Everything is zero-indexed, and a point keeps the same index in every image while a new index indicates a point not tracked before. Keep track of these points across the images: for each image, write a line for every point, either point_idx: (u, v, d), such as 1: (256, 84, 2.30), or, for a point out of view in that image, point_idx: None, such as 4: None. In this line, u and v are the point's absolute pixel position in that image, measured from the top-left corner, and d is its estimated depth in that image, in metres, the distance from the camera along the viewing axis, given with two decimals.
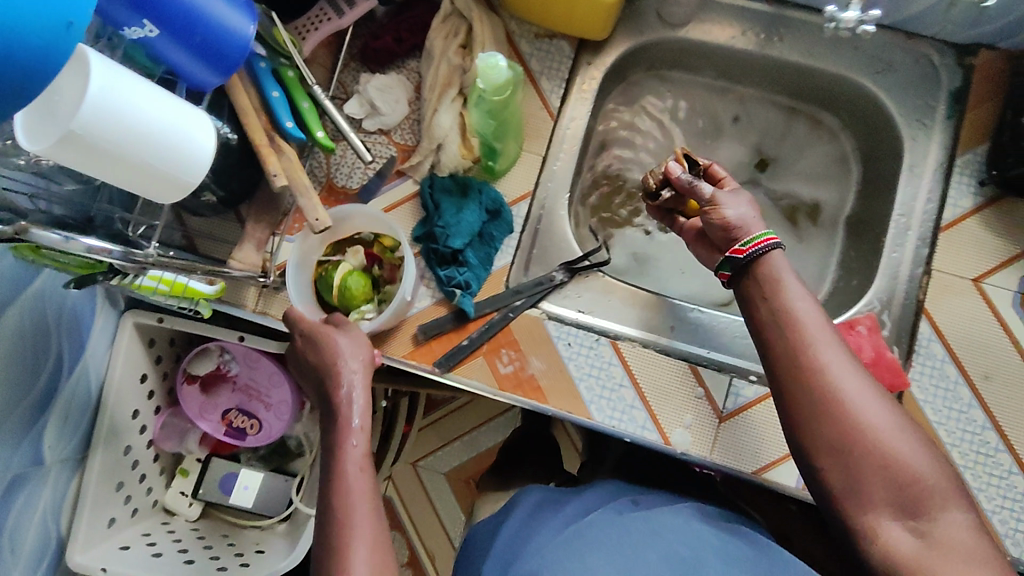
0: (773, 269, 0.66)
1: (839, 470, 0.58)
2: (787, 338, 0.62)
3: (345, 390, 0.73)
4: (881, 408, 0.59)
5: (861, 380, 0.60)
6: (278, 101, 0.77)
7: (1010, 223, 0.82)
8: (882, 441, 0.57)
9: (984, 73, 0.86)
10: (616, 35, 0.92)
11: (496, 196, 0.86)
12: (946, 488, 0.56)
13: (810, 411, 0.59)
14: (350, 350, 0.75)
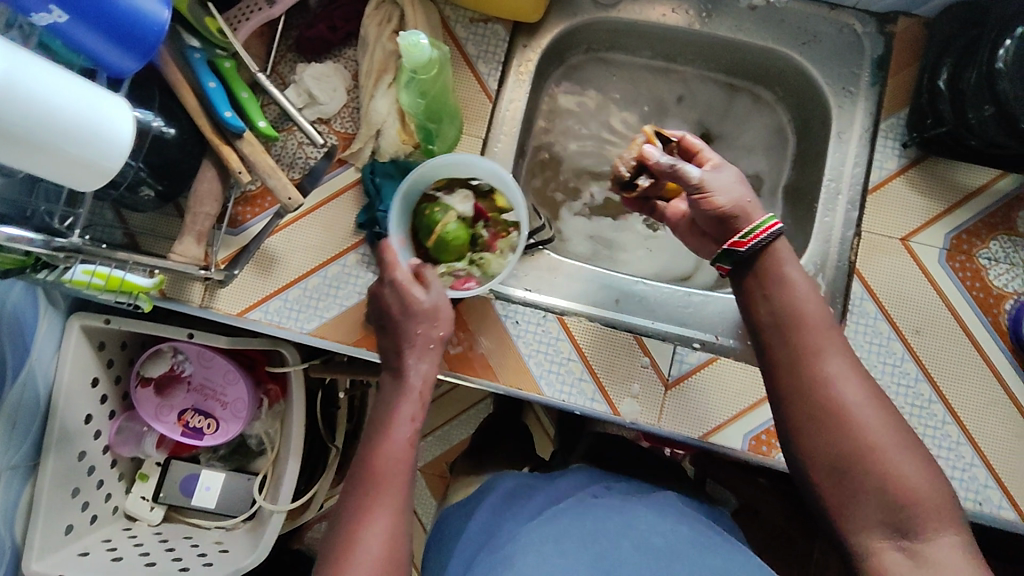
0: (771, 266, 0.65)
1: (832, 479, 0.58)
2: (790, 340, 0.62)
3: (412, 349, 0.72)
4: (883, 419, 0.58)
5: (863, 389, 0.59)
6: (216, 92, 0.78)
7: (934, 182, 0.86)
8: (880, 454, 0.56)
9: (903, 40, 0.89)
10: (551, 17, 0.93)
11: (437, 178, 0.87)
12: (942, 506, 0.55)
13: (809, 417, 0.59)
14: (429, 316, 0.73)
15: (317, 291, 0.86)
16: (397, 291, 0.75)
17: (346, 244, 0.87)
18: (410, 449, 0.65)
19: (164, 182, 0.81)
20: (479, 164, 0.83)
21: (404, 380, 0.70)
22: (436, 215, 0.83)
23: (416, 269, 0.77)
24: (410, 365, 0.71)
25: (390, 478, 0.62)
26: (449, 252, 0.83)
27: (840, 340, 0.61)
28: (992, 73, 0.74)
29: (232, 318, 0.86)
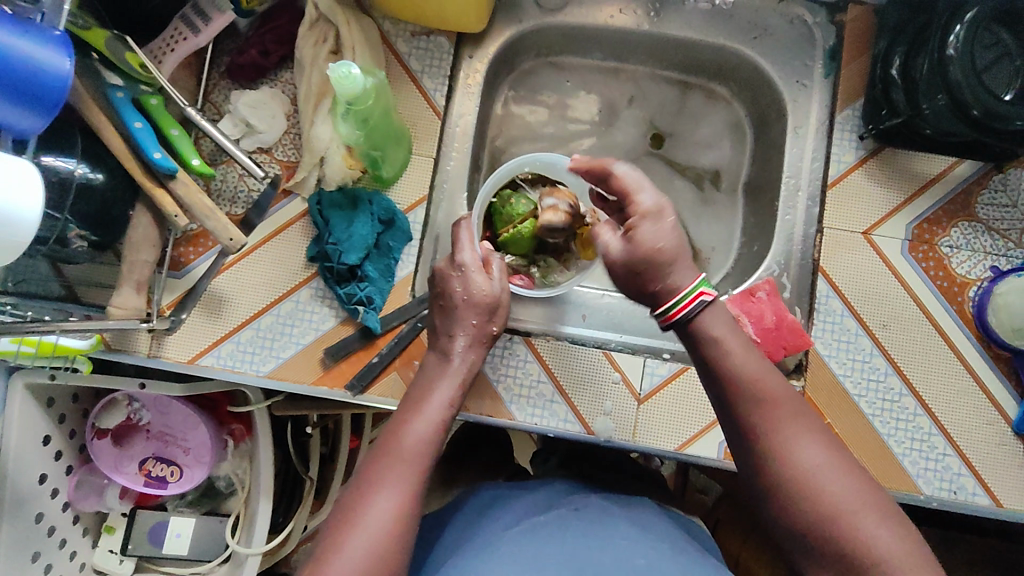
0: (705, 330, 0.61)
1: (799, 548, 0.55)
2: (735, 406, 0.59)
3: (462, 334, 0.73)
4: (842, 480, 0.54)
5: (818, 450, 0.55)
6: (143, 133, 0.73)
7: (894, 173, 0.84)
8: (842, 520, 0.52)
9: (855, 28, 0.87)
10: (495, 25, 0.89)
11: (388, 204, 0.83)
12: (918, 569, 0.50)
13: (767, 487, 0.56)
14: (485, 306, 0.74)
15: (271, 330, 0.83)
16: (463, 280, 0.75)
17: (298, 279, 0.83)
18: (439, 434, 0.66)
19: (100, 231, 0.77)
20: (572, 169, 0.87)
21: (449, 364, 0.71)
22: (517, 208, 0.86)
23: (484, 254, 0.80)
24: (455, 347, 0.72)
25: (413, 456, 0.62)
26: (517, 246, 0.87)
27: (792, 401, 0.58)
28: (944, 59, 0.74)
29: (182, 365, 0.83)
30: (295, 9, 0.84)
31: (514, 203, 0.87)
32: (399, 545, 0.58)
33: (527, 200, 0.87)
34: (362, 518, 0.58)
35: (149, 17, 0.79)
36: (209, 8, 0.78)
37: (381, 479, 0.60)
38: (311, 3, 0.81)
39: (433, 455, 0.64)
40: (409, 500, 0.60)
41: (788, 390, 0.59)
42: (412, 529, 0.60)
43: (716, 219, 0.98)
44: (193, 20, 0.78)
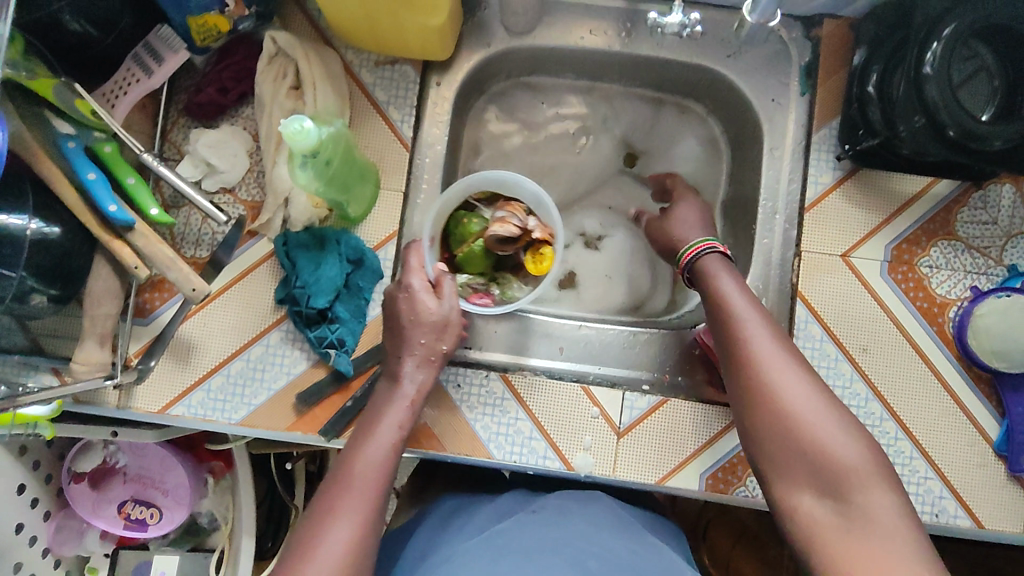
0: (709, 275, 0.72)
1: (770, 454, 0.61)
2: (729, 331, 0.67)
3: (411, 356, 0.74)
4: (812, 396, 0.61)
5: (799, 373, 0.62)
6: (97, 185, 0.70)
7: (872, 194, 0.83)
8: (804, 424, 0.60)
9: (830, 44, 0.85)
10: (462, 50, 0.86)
11: (357, 243, 0.80)
12: (869, 474, 0.57)
13: (749, 397, 0.63)
14: (434, 325, 0.75)
15: (242, 376, 0.81)
16: (410, 299, 0.76)
17: (267, 322, 0.82)
18: (391, 456, 0.67)
19: (58, 285, 0.73)
20: (523, 186, 0.82)
21: (397, 387, 0.73)
22: (469, 227, 0.81)
23: (437, 277, 0.78)
24: (405, 369, 0.73)
25: (365, 478, 0.64)
26: (473, 264, 0.83)
27: (781, 335, 0.66)
28: (920, 77, 0.71)
29: (152, 415, 0.81)
30: (251, 42, 0.80)
31: (467, 221, 0.82)
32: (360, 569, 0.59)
33: (479, 218, 0.82)
34: (316, 550, 0.58)
35: (101, 58, 0.76)
36: (162, 47, 0.75)
37: (335, 506, 0.61)
38: (269, 37, 0.78)
39: (388, 476, 0.66)
40: (369, 519, 0.61)
41: (778, 325, 0.67)
42: (371, 551, 0.61)
43: None
44: (145, 60, 0.75)
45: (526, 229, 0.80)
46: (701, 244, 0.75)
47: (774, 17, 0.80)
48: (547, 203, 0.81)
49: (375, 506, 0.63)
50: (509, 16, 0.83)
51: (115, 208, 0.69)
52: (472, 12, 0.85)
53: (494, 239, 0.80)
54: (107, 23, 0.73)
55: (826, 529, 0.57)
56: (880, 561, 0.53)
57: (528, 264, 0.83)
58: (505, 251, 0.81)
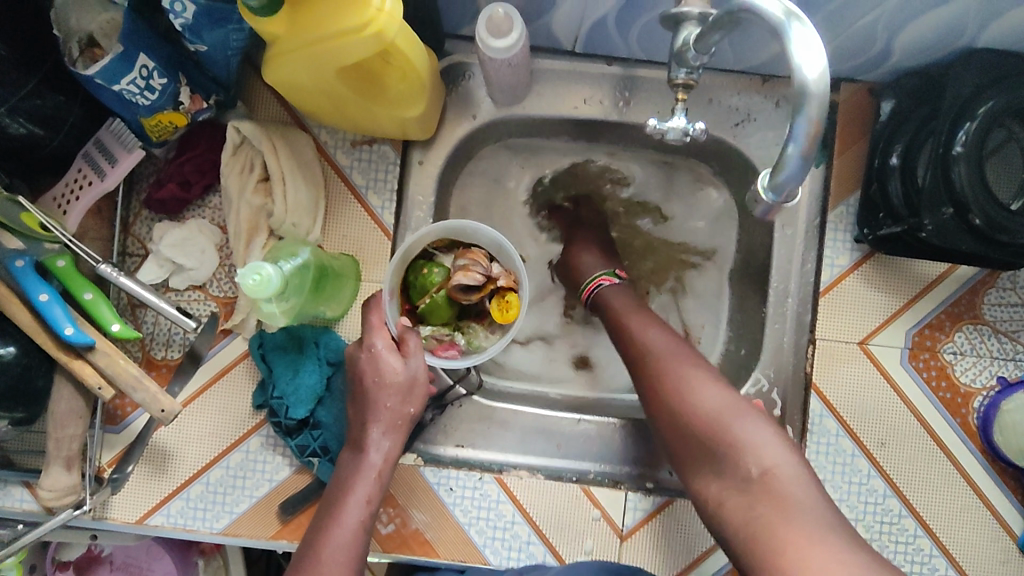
0: (612, 299, 0.76)
1: (677, 451, 0.62)
2: (627, 343, 0.71)
3: (376, 423, 0.65)
4: (708, 387, 0.62)
5: (694, 369, 0.64)
6: (50, 305, 0.65)
7: (892, 276, 0.77)
8: (700, 410, 0.60)
9: (848, 111, 0.78)
10: (446, 124, 0.79)
11: (338, 345, 0.75)
12: (765, 444, 0.56)
13: (650, 397, 0.65)
14: (401, 386, 0.65)
15: (222, 484, 0.77)
16: (372, 360, 0.66)
17: (246, 428, 0.77)
18: (360, 537, 0.61)
19: (21, 407, 0.68)
20: (481, 230, 0.74)
21: (363, 458, 0.64)
22: (430, 277, 0.74)
23: (400, 332, 0.68)
24: (370, 440, 0.65)
25: (334, 563, 0.58)
26: (438, 315, 0.75)
27: (677, 340, 0.68)
28: (949, 156, 0.65)
29: (130, 525, 0.77)
30: (213, 129, 0.73)
31: (427, 271, 0.75)
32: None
33: (440, 268, 0.75)
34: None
35: (52, 157, 0.70)
36: (114, 146, 0.69)
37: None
38: (233, 126, 0.71)
39: (359, 557, 0.60)
40: None
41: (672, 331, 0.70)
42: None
43: (700, 311, 0.89)
44: (98, 161, 0.69)
45: (490, 275, 0.74)
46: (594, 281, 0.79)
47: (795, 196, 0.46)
48: (509, 247, 0.74)
49: None
50: (495, 91, 0.75)
51: (71, 331, 0.64)
52: (457, 83, 0.78)
53: (458, 287, 0.74)
54: (54, 121, 0.67)
55: (732, 507, 0.56)
56: (782, 530, 0.51)
57: (493, 313, 0.75)
58: (468, 299, 0.74)
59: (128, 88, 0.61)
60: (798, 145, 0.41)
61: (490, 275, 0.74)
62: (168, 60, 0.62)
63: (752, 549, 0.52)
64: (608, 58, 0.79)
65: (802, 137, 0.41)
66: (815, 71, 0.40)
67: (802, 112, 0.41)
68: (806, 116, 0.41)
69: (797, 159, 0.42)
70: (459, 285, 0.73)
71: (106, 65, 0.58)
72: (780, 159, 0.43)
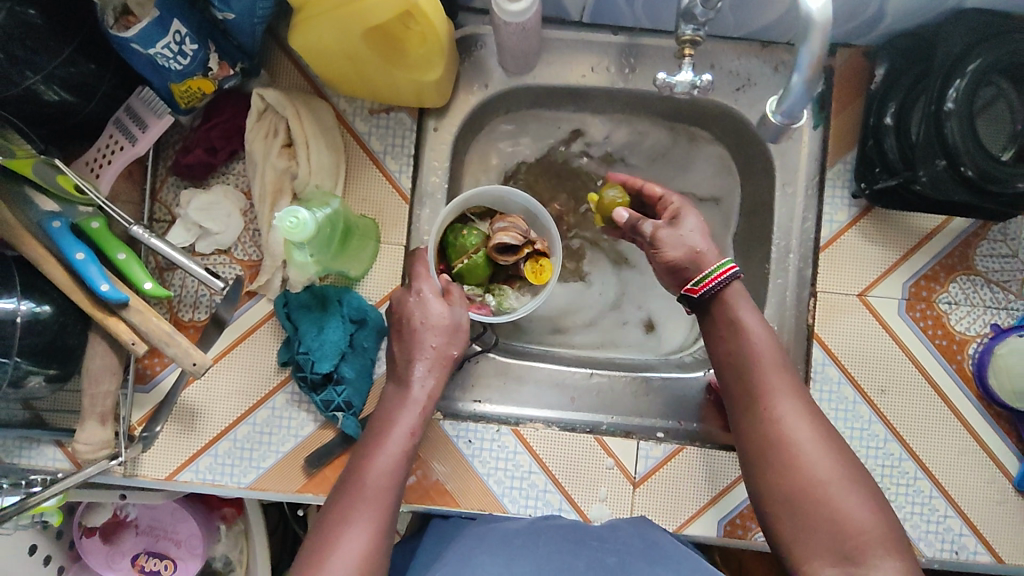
0: (731, 312, 0.68)
1: (782, 513, 0.61)
2: (743, 378, 0.66)
3: (421, 360, 0.71)
4: (830, 463, 0.60)
5: (817, 438, 0.62)
6: (86, 264, 0.68)
7: (888, 229, 0.80)
8: (824, 489, 0.59)
9: (844, 74, 0.81)
10: (459, 92, 0.82)
11: (360, 303, 0.78)
12: (883, 539, 0.57)
13: (765, 459, 0.63)
14: (447, 328, 0.73)
15: (249, 440, 0.80)
16: (420, 304, 0.73)
17: (272, 384, 0.80)
18: (400, 464, 0.65)
19: (54, 364, 0.71)
20: (519, 199, 0.82)
21: (407, 392, 0.70)
22: (469, 237, 0.79)
23: (444, 285, 0.76)
24: (413, 375, 0.71)
25: (377, 491, 0.63)
26: (474, 274, 0.80)
27: (799, 389, 0.64)
28: (941, 113, 0.69)
29: (160, 482, 0.80)
30: (238, 96, 0.77)
31: (465, 234, 0.80)
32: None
33: (478, 231, 0.81)
34: (332, 557, 0.58)
35: (82, 124, 0.73)
36: (145, 112, 0.72)
37: (349, 518, 0.60)
38: (257, 93, 0.74)
39: (397, 485, 0.64)
40: (380, 534, 0.60)
41: (793, 372, 0.65)
42: (383, 562, 0.60)
43: None
44: (129, 127, 0.72)
45: (527, 236, 0.79)
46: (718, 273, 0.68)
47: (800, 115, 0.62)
48: (542, 213, 0.81)
49: (387, 521, 0.62)
50: (507, 58, 0.79)
51: (105, 288, 0.67)
52: (469, 52, 0.82)
53: (496, 247, 0.79)
54: (84, 89, 0.70)
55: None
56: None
57: (527, 273, 0.80)
58: (506, 259, 0.79)
59: (162, 52, 0.64)
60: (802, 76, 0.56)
61: (528, 237, 0.79)
62: (198, 27, 0.65)
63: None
64: (614, 28, 0.82)
65: (806, 64, 0.53)
66: (819, 5, 0.50)
67: (807, 51, 0.53)
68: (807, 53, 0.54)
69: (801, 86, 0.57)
70: (497, 245, 0.78)
71: (143, 29, 0.61)
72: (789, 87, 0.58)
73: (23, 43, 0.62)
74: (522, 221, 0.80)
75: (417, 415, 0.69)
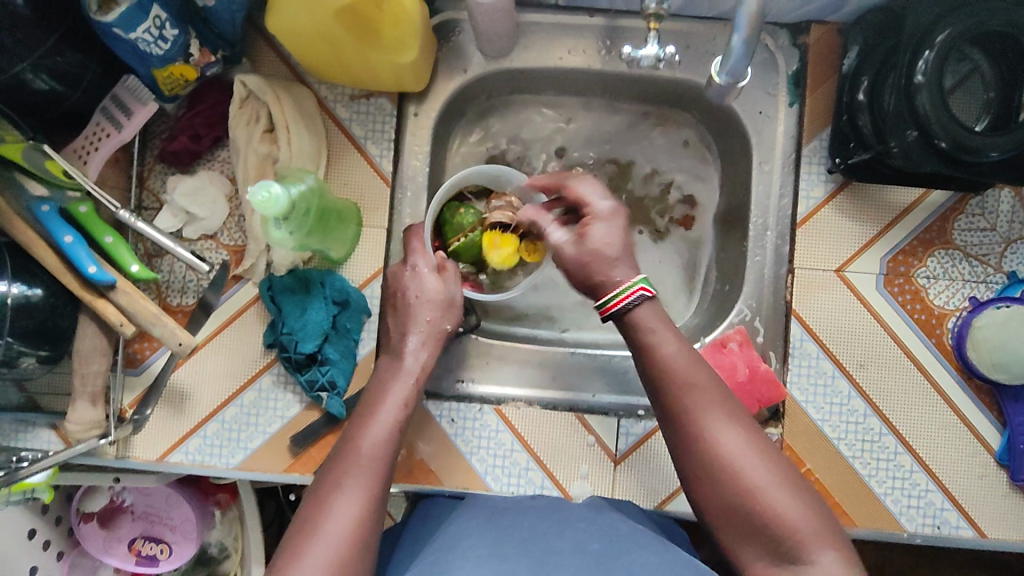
0: (643, 324, 0.64)
1: (723, 526, 0.58)
2: (665, 392, 0.61)
3: (415, 332, 0.73)
4: (765, 469, 0.57)
5: (747, 444, 0.58)
6: (75, 246, 0.69)
7: (865, 204, 0.81)
8: (761, 498, 0.56)
9: (817, 52, 0.82)
10: (439, 77, 0.84)
11: (342, 285, 0.80)
12: (822, 541, 0.55)
13: (699, 473, 0.58)
14: (441, 303, 0.74)
15: (237, 422, 0.82)
16: (416, 279, 0.75)
17: (259, 366, 0.82)
18: (393, 434, 0.66)
19: (46, 345, 0.73)
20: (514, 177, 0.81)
21: (401, 363, 0.71)
22: (465, 216, 0.80)
23: (439, 263, 0.78)
24: (407, 347, 0.72)
25: (370, 459, 0.63)
26: (468, 254, 0.81)
27: (717, 392, 0.60)
28: (910, 86, 0.69)
29: (151, 463, 0.82)
30: (222, 85, 0.79)
31: (462, 212, 0.81)
32: (361, 551, 0.58)
33: (474, 210, 0.81)
34: (323, 526, 0.58)
35: (71, 113, 0.75)
36: (130, 99, 0.74)
37: (341, 485, 0.61)
38: (239, 80, 0.76)
39: (391, 454, 0.64)
40: (371, 505, 0.61)
41: (712, 381, 0.61)
42: (375, 531, 0.60)
43: (686, 255, 0.93)
44: (115, 114, 0.74)
45: (519, 218, 0.79)
46: (628, 291, 0.64)
47: (744, 75, 0.61)
48: (536, 193, 0.81)
49: (378, 491, 0.62)
50: (484, 43, 0.80)
51: (91, 269, 0.69)
52: (447, 37, 0.83)
53: (491, 227, 0.79)
54: (71, 77, 0.72)
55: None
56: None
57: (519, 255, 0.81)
58: (499, 239, 0.80)
59: (142, 37, 0.65)
60: (741, 35, 0.55)
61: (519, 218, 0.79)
62: (179, 13, 0.67)
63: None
64: (590, 11, 0.83)
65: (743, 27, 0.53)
66: None
67: (742, 9, 0.52)
68: (744, 13, 0.53)
69: (741, 45, 0.56)
70: (492, 224, 0.79)
71: (123, 13, 0.63)
72: (729, 47, 0.57)
73: (12, 33, 0.64)
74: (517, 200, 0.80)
75: (412, 390, 0.70)
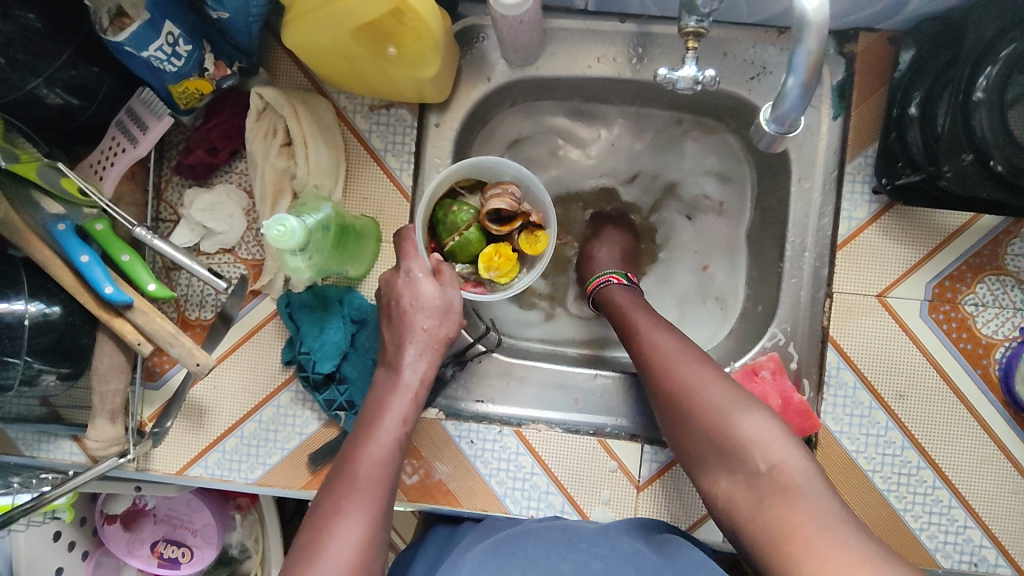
0: (612, 298, 0.78)
1: (687, 444, 0.64)
2: (633, 339, 0.71)
3: (413, 342, 0.67)
4: (718, 390, 0.63)
5: (704, 370, 0.65)
6: (91, 266, 0.68)
7: (910, 226, 0.76)
8: (712, 413, 0.62)
9: (866, 62, 0.77)
10: (461, 87, 0.80)
11: (361, 303, 0.78)
12: (772, 445, 0.59)
13: (661, 398, 0.66)
14: (437, 309, 0.68)
15: (255, 437, 0.81)
16: (409, 284, 0.68)
17: (278, 382, 0.81)
18: (395, 454, 0.63)
19: (66, 362, 0.73)
20: (504, 166, 0.74)
21: (398, 377, 0.66)
22: (460, 214, 0.73)
23: (434, 265, 0.71)
24: (405, 359, 0.67)
25: (370, 481, 0.60)
26: (465, 253, 0.74)
27: (676, 336, 0.69)
28: (969, 104, 0.63)
29: (171, 476, 0.82)
30: (238, 96, 0.77)
31: (456, 210, 0.74)
32: None
33: (469, 206, 0.75)
34: (324, 553, 0.56)
35: (86, 126, 0.74)
36: (145, 113, 0.72)
37: (340, 509, 0.59)
38: (256, 92, 0.73)
39: (392, 474, 0.62)
40: (374, 530, 0.58)
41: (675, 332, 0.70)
42: (378, 555, 0.59)
43: (714, 269, 0.91)
44: (131, 129, 0.73)
45: (521, 206, 0.73)
46: (603, 276, 0.82)
47: (797, 124, 0.56)
48: (534, 179, 0.74)
49: (378, 513, 0.60)
50: (510, 52, 0.76)
51: (107, 289, 0.68)
52: (471, 44, 0.79)
53: (487, 219, 0.73)
54: (86, 91, 0.70)
55: (741, 504, 0.59)
56: (792, 518, 0.54)
57: (522, 246, 0.74)
58: (499, 229, 0.73)
59: (155, 55, 0.64)
60: (799, 76, 0.50)
61: (520, 206, 0.73)
62: (192, 28, 0.65)
63: (764, 536, 0.56)
64: (622, 16, 0.79)
65: (802, 68, 0.50)
66: (816, 1, 0.47)
67: (803, 50, 0.49)
68: (804, 51, 0.49)
69: (797, 89, 0.51)
70: (489, 215, 0.73)
71: (134, 32, 0.61)
72: (783, 91, 0.53)
73: (24, 47, 0.62)
74: (516, 188, 0.74)
75: (412, 405, 0.66)
